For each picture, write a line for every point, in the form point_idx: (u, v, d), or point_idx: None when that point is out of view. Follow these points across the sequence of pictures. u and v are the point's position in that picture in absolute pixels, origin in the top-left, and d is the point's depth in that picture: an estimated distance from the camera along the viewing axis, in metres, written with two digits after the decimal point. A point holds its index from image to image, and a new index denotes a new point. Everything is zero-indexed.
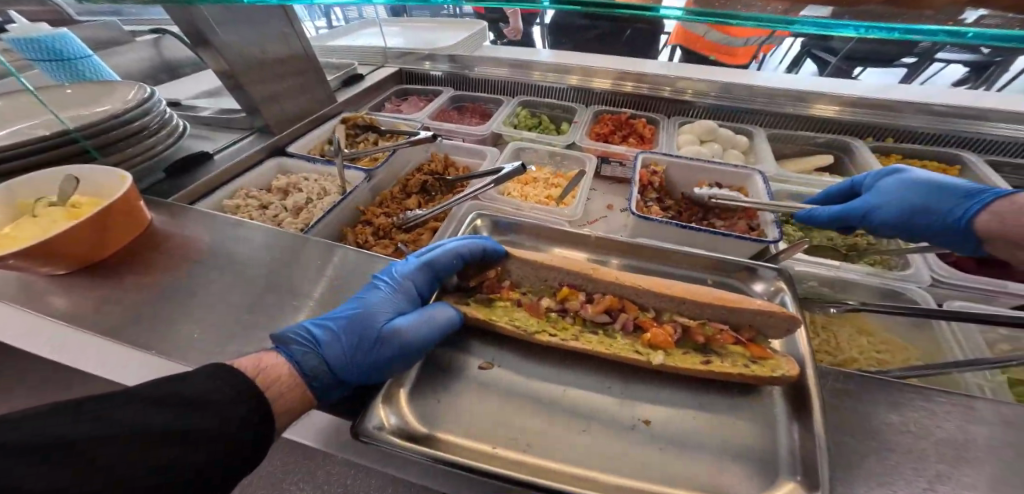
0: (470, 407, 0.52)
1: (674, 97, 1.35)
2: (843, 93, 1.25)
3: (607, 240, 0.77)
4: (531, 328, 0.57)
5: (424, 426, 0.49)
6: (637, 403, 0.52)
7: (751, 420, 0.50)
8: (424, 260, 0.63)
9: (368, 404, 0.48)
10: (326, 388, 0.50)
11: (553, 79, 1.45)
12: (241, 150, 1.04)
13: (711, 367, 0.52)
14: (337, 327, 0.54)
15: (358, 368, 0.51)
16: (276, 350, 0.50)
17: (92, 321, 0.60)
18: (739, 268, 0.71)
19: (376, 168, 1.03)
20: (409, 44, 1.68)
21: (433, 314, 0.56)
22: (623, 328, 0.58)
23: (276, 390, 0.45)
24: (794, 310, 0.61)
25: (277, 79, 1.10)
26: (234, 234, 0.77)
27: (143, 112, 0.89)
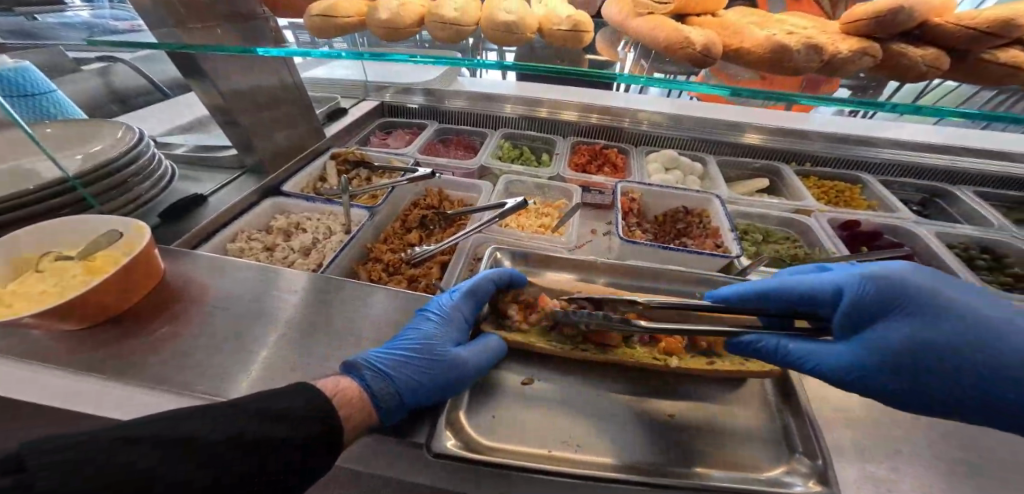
0: (521, 419, 0.59)
1: (635, 128, 1.53)
2: (767, 123, 1.49)
3: (607, 264, 0.87)
4: (567, 346, 0.64)
5: (486, 439, 0.56)
6: (661, 401, 0.62)
7: (753, 409, 0.62)
8: (468, 290, 0.69)
9: (436, 427, 0.55)
10: (393, 414, 0.53)
11: (528, 112, 1.58)
12: (236, 190, 1.03)
13: (716, 367, 0.62)
14: (399, 355, 0.58)
15: (423, 392, 0.56)
16: (348, 376, 0.53)
17: (119, 373, 0.59)
18: (717, 282, 0.84)
19: (378, 205, 1.07)
20: (385, 77, 1.73)
21: (484, 344, 0.63)
22: (640, 340, 0.66)
23: (349, 410, 0.48)
24: None
25: (268, 112, 1.07)
26: (251, 276, 0.78)
27: (135, 157, 0.86)
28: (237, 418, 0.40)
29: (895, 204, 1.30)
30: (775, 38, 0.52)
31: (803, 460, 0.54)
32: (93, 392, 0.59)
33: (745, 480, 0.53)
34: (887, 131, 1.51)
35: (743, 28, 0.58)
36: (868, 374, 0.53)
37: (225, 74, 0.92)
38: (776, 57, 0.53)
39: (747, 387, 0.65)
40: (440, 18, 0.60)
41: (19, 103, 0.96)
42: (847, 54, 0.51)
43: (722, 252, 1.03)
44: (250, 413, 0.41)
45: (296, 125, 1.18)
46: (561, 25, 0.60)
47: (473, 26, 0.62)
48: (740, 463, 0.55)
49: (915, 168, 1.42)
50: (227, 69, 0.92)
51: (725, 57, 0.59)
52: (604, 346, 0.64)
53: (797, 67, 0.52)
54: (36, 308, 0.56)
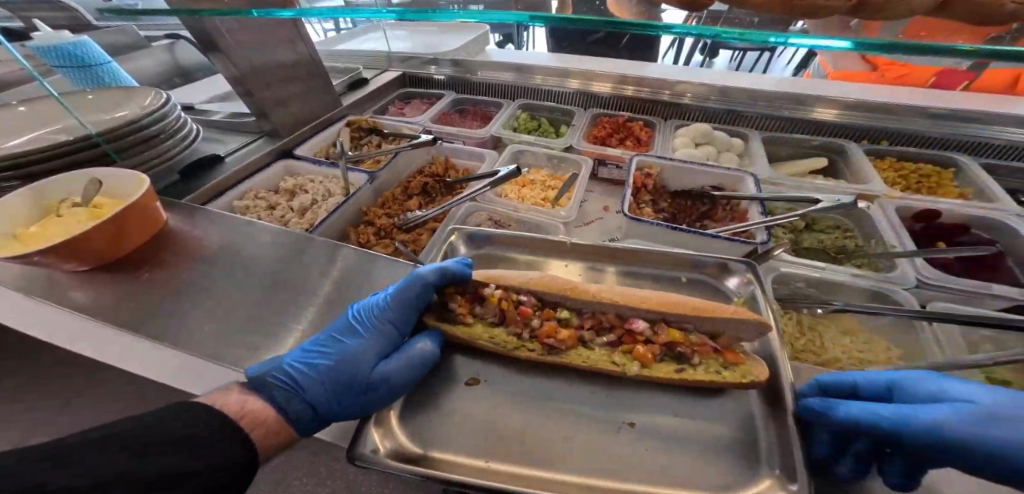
0: (469, 411, 0.60)
1: (671, 100, 1.37)
2: (836, 95, 1.23)
3: (583, 246, 0.79)
4: (509, 344, 0.66)
5: (418, 446, 0.57)
6: (621, 409, 0.59)
7: (727, 427, 0.56)
8: (398, 295, 0.66)
9: (359, 428, 0.56)
10: (308, 423, 0.58)
11: (553, 83, 1.48)
12: (251, 152, 1.09)
13: (684, 375, 0.60)
14: (313, 369, 0.58)
15: (337, 406, 0.59)
16: (257, 392, 0.55)
17: (111, 315, 0.65)
18: (712, 264, 0.75)
19: (378, 171, 1.08)
20: (413, 48, 1.72)
21: (412, 352, 0.63)
22: (604, 342, 0.67)
23: (261, 431, 0.51)
24: (766, 310, 0.67)
25: (285, 84, 1.12)
26: (243, 233, 0.82)
27: (161, 116, 0.93)
28: (161, 452, 0.41)
29: (999, 194, 1.03)
30: None
31: (779, 486, 0.50)
32: (105, 338, 0.67)
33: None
34: (994, 106, 1.21)
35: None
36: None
37: (241, 45, 0.95)
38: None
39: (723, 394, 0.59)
40: None
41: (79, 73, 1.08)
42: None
43: (744, 238, 0.90)
44: (197, 443, 0.44)
45: (311, 95, 1.21)
46: None
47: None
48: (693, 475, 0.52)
49: None
50: (241, 38, 0.95)
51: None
52: (553, 348, 0.65)
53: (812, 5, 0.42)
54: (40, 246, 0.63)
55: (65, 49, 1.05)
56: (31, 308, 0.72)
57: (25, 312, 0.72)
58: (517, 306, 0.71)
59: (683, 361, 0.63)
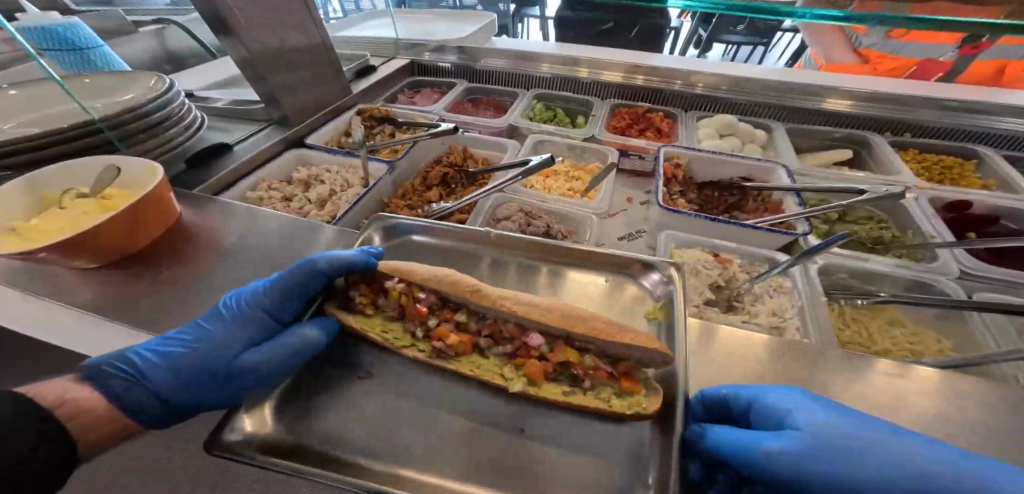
0: (362, 406, 0.60)
1: (691, 90, 1.34)
2: (852, 85, 1.21)
3: (513, 242, 0.79)
4: (397, 343, 0.66)
5: (288, 438, 0.57)
6: (518, 416, 0.60)
7: (618, 446, 0.57)
8: (277, 285, 0.63)
9: (226, 417, 0.56)
10: (150, 415, 0.54)
11: (569, 72, 1.44)
12: (259, 141, 1.02)
13: (570, 400, 0.60)
14: (174, 358, 0.56)
15: (201, 393, 0.57)
16: (91, 382, 0.51)
17: (128, 314, 0.60)
18: (635, 263, 0.74)
19: (398, 160, 1.04)
20: (421, 35, 1.66)
21: (286, 341, 0.60)
22: (500, 352, 0.67)
23: (81, 422, 0.47)
24: (680, 309, 0.64)
25: (296, 68, 1.06)
26: (262, 226, 0.76)
27: (166, 102, 0.86)
28: None
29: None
30: None
31: None
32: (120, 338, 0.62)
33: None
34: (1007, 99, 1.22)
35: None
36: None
37: (253, 25, 0.90)
38: None
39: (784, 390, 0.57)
40: None
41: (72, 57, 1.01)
42: None
43: (784, 229, 0.88)
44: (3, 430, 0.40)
45: (322, 81, 1.15)
46: None
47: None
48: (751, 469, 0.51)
49: None
50: (253, 18, 0.89)
51: None
52: (442, 351, 0.65)
53: None
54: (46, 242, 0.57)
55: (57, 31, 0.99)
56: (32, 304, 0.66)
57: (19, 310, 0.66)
58: (416, 303, 0.71)
59: (575, 380, 0.64)
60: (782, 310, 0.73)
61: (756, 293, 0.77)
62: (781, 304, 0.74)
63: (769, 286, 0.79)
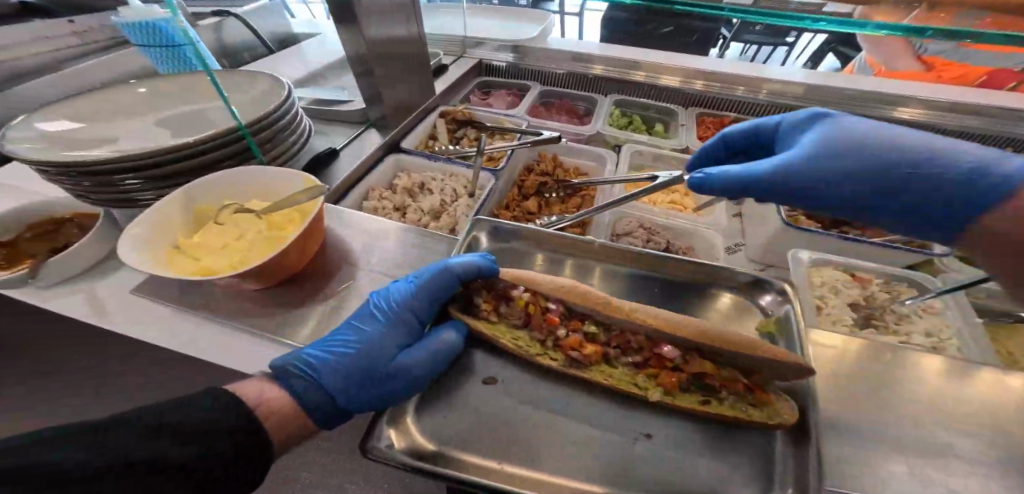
0: (488, 413, 0.53)
1: (774, 99, 1.32)
2: (924, 95, 1.23)
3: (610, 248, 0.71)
4: (532, 352, 0.57)
5: (434, 444, 0.49)
6: (638, 417, 0.53)
7: (749, 453, 0.51)
8: (425, 284, 0.57)
9: (375, 424, 0.48)
10: (326, 417, 0.50)
11: (646, 77, 1.43)
12: (363, 147, 1.03)
13: (709, 408, 0.53)
14: (333, 357, 0.51)
15: (360, 401, 0.51)
16: (277, 380, 0.48)
17: (296, 327, 0.60)
18: (741, 278, 0.67)
19: (502, 169, 1.02)
20: (488, 35, 1.65)
21: (438, 345, 0.55)
22: (630, 361, 0.59)
23: (275, 420, 0.44)
24: (802, 330, 0.58)
25: (398, 67, 1.05)
26: (401, 238, 0.76)
27: (289, 110, 0.83)
28: (177, 438, 0.37)
29: None
30: None
31: None
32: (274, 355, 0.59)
33: None
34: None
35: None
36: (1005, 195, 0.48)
37: (373, 19, 0.89)
38: None
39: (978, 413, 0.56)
40: None
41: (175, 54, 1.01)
42: None
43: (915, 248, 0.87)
44: (218, 430, 0.39)
45: (415, 82, 1.14)
46: None
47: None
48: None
49: None
50: (375, 14, 0.89)
51: None
52: (577, 361, 0.57)
53: None
54: (235, 268, 0.55)
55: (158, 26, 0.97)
56: (164, 316, 0.63)
57: (151, 323, 0.62)
58: (545, 313, 0.61)
59: (710, 393, 0.56)
60: (936, 330, 0.75)
61: (904, 312, 0.79)
62: (936, 325, 0.76)
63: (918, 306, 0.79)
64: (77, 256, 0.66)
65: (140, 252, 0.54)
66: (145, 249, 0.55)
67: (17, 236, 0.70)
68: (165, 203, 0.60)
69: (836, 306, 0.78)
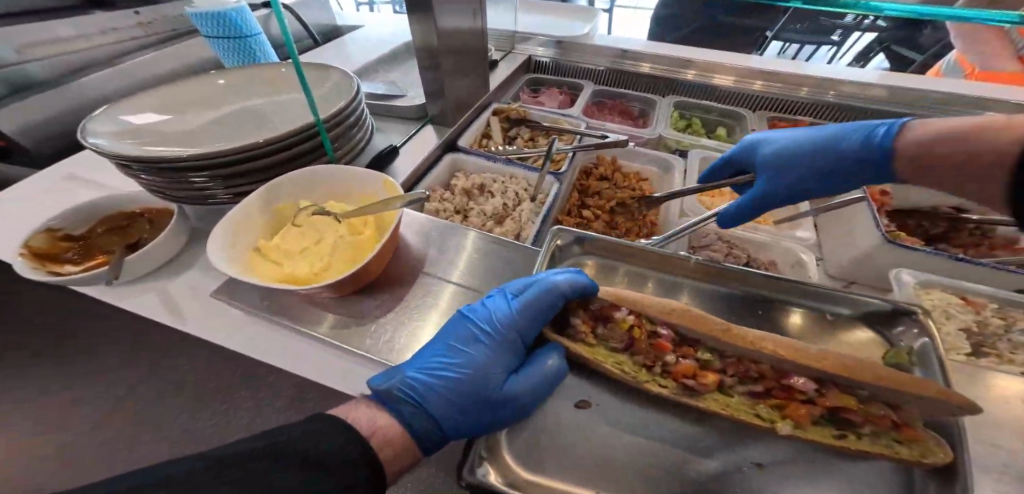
0: (586, 438, 0.54)
1: (850, 101, 1.22)
2: (1015, 99, 1.12)
3: (702, 265, 0.67)
4: (641, 379, 0.55)
5: (533, 473, 0.50)
6: (747, 446, 0.53)
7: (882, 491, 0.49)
8: (524, 307, 0.55)
9: (475, 453, 0.49)
10: (435, 443, 0.49)
11: (707, 77, 1.35)
12: (421, 145, 1.01)
13: (848, 444, 0.49)
14: (438, 382, 0.50)
15: (465, 427, 0.51)
16: (384, 406, 0.47)
17: (375, 337, 0.57)
18: (857, 303, 0.62)
19: (565, 172, 0.99)
20: (536, 30, 1.60)
21: (544, 370, 0.54)
22: (747, 389, 0.55)
23: (389, 452, 0.42)
24: (947, 363, 0.51)
25: (459, 62, 1.01)
26: (473, 245, 0.72)
27: (358, 106, 0.80)
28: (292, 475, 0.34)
29: None
30: None
31: None
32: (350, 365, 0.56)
33: None
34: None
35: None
36: (886, 154, 0.68)
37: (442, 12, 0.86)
38: None
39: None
40: None
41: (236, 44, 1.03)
42: None
43: None
44: (330, 465, 0.36)
45: (473, 78, 1.11)
46: None
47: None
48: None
49: None
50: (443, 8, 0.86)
51: None
52: (692, 390, 0.54)
53: None
54: (328, 278, 0.53)
55: (229, 16, 0.99)
56: (238, 319, 0.61)
57: (226, 325, 0.61)
58: (651, 338, 0.59)
59: (846, 427, 0.52)
60: None
61: None
62: None
63: None
64: (153, 253, 0.65)
65: (227, 256, 0.53)
66: (231, 252, 0.54)
67: (90, 230, 0.69)
68: (249, 207, 0.58)
69: (951, 332, 0.70)
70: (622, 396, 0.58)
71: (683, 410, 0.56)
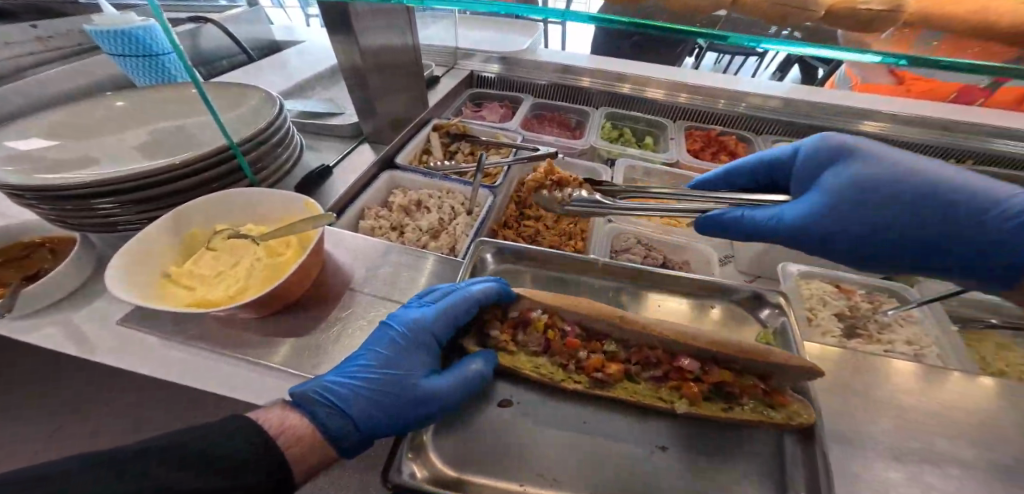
0: (506, 432, 0.58)
1: (755, 111, 1.37)
2: (884, 109, 1.31)
3: (613, 268, 0.75)
4: (554, 375, 0.60)
5: (455, 470, 0.53)
6: (651, 431, 0.59)
7: (760, 452, 0.57)
8: (445, 310, 0.61)
9: (399, 455, 0.51)
10: (351, 446, 0.49)
11: (634, 91, 1.46)
12: (357, 166, 1.03)
13: (734, 414, 0.57)
14: (357, 385, 0.52)
15: (384, 427, 0.52)
16: (297, 408, 0.47)
17: (297, 355, 0.58)
18: (740, 292, 0.72)
19: (499, 186, 1.03)
20: (476, 46, 1.65)
21: (463, 369, 0.57)
22: (649, 375, 0.62)
23: (298, 450, 0.43)
24: (798, 339, 0.63)
25: (390, 80, 1.04)
26: (403, 260, 0.76)
27: (283, 125, 0.81)
28: (186, 472, 0.35)
29: None
30: None
31: None
32: (270, 384, 0.57)
33: None
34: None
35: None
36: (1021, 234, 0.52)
37: (366, 31, 0.88)
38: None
39: (934, 421, 0.62)
40: None
41: (144, 61, 1.04)
42: None
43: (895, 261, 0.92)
44: (234, 458, 0.38)
45: (408, 94, 1.13)
46: None
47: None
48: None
49: None
50: (368, 28, 0.89)
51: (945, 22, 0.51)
52: (600, 380, 0.60)
53: None
54: (243, 298, 0.54)
55: (134, 33, 0.99)
56: (149, 345, 0.60)
57: (135, 353, 0.59)
58: (563, 337, 0.65)
59: (731, 400, 0.60)
60: (916, 337, 0.79)
61: (886, 322, 0.82)
62: (917, 333, 0.80)
63: (896, 315, 0.84)
64: (54, 285, 0.62)
65: (129, 279, 0.53)
66: (137, 278, 0.54)
67: None
68: (155, 228, 0.59)
69: (826, 316, 0.82)
70: (539, 392, 0.63)
71: (594, 402, 0.61)
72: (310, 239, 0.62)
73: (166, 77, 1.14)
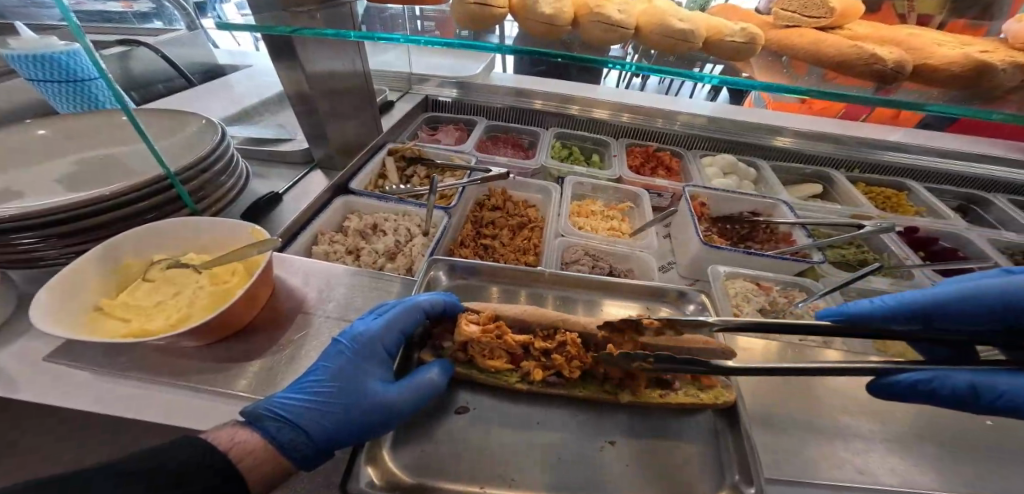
0: (462, 439, 0.60)
1: (686, 130, 1.53)
2: (791, 126, 1.50)
3: (560, 277, 0.81)
4: (506, 379, 0.64)
5: (413, 476, 0.54)
6: (600, 428, 0.63)
7: (696, 439, 0.63)
8: (394, 320, 0.63)
9: (355, 464, 0.53)
10: (306, 458, 0.50)
11: (580, 113, 1.58)
12: (309, 190, 1.04)
13: (670, 399, 0.63)
14: (310, 401, 0.53)
15: (340, 440, 0.52)
16: (249, 425, 0.48)
17: (244, 380, 0.57)
18: (670, 292, 0.80)
19: (453, 206, 1.07)
20: (428, 70, 1.71)
21: (419, 379, 0.59)
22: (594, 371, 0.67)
23: (250, 462, 0.44)
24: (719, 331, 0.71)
25: (342, 105, 1.07)
26: (359, 281, 0.77)
27: (226, 153, 0.81)
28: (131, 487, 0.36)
29: (947, 212, 1.32)
30: (865, 46, 0.59)
31: (911, 465, 0.64)
32: (215, 412, 0.56)
33: (866, 480, 0.61)
34: (910, 138, 1.55)
35: (702, 17, 0.68)
36: None
37: (315, 56, 0.91)
38: (866, 64, 0.59)
39: (834, 398, 0.72)
40: (600, 18, 0.66)
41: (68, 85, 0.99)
42: (952, 72, 0.57)
43: (802, 258, 1.05)
44: (181, 471, 0.39)
45: (360, 118, 1.16)
46: (662, 30, 0.65)
47: (569, 25, 0.70)
48: (863, 474, 0.62)
49: (955, 177, 1.45)
50: (315, 55, 0.91)
51: (801, 53, 0.64)
52: (550, 380, 0.64)
53: (885, 72, 0.59)
54: (186, 325, 0.54)
55: (56, 58, 0.94)
56: (83, 381, 0.57)
57: (62, 391, 0.55)
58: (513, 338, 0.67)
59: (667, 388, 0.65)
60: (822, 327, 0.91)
61: (800, 313, 0.92)
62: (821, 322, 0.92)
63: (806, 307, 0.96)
64: None
65: (61, 312, 0.51)
66: (68, 311, 0.52)
67: None
68: (90, 260, 0.57)
69: (750, 312, 0.91)
70: (492, 399, 0.65)
71: (544, 404, 0.65)
72: (256, 265, 0.63)
73: (94, 103, 1.09)
